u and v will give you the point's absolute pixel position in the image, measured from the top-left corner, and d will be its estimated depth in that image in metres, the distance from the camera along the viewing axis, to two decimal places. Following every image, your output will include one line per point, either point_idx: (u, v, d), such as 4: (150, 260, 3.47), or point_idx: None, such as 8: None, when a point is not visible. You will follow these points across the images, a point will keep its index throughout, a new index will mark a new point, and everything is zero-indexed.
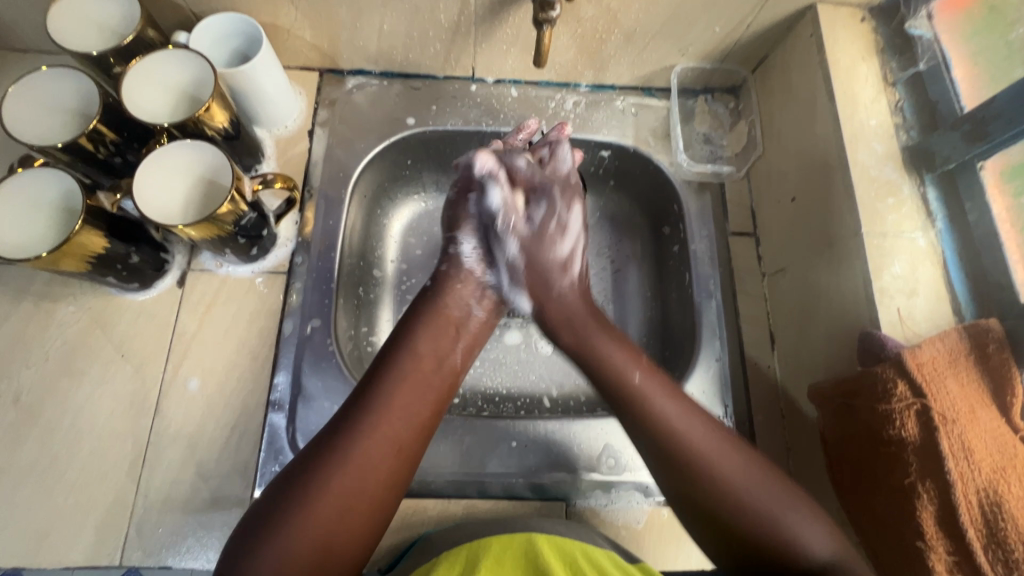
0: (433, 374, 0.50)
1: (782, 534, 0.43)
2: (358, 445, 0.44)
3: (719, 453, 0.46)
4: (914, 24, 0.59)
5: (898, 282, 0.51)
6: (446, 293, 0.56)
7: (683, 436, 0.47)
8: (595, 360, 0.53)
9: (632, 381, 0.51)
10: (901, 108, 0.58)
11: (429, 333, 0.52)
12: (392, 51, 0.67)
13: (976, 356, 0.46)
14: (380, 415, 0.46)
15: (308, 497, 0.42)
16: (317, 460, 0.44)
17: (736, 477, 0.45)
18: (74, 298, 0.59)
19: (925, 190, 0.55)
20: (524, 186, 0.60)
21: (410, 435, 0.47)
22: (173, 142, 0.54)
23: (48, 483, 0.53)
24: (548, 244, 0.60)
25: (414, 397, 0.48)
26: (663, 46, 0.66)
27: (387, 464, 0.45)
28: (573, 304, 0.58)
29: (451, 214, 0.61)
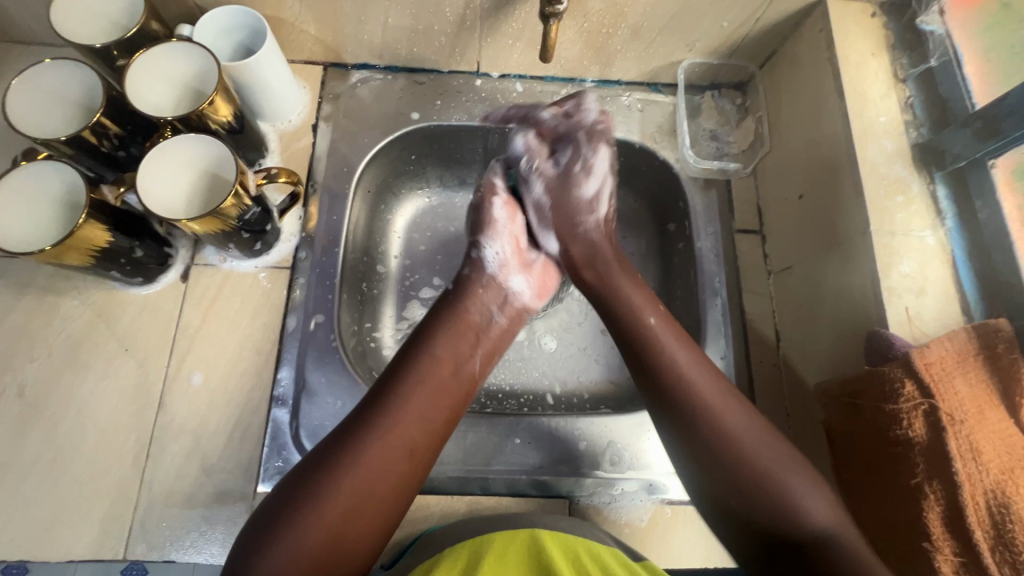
0: (450, 380, 0.50)
1: (778, 493, 0.44)
2: (372, 446, 0.44)
3: (724, 407, 0.47)
4: (925, 20, 0.58)
5: (906, 281, 0.51)
6: (469, 297, 0.55)
7: (689, 381, 0.48)
8: (608, 305, 0.55)
9: (646, 324, 0.52)
10: (911, 105, 0.57)
11: (447, 338, 0.52)
12: (397, 45, 0.66)
13: (987, 357, 0.46)
14: (397, 418, 0.46)
15: (319, 497, 0.42)
16: (329, 458, 0.44)
17: (736, 433, 0.46)
18: (77, 292, 0.59)
19: (935, 188, 0.54)
20: (547, 137, 0.60)
21: (423, 440, 0.47)
22: (178, 135, 0.54)
23: (53, 476, 0.54)
24: (572, 185, 0.59)
25: (429, 404, 0.48)
26: (670, 40, 0.65)
27: (400, 468, 0.45)
28: (598, 245, 0.59)
29: (474, 215, 0.60)
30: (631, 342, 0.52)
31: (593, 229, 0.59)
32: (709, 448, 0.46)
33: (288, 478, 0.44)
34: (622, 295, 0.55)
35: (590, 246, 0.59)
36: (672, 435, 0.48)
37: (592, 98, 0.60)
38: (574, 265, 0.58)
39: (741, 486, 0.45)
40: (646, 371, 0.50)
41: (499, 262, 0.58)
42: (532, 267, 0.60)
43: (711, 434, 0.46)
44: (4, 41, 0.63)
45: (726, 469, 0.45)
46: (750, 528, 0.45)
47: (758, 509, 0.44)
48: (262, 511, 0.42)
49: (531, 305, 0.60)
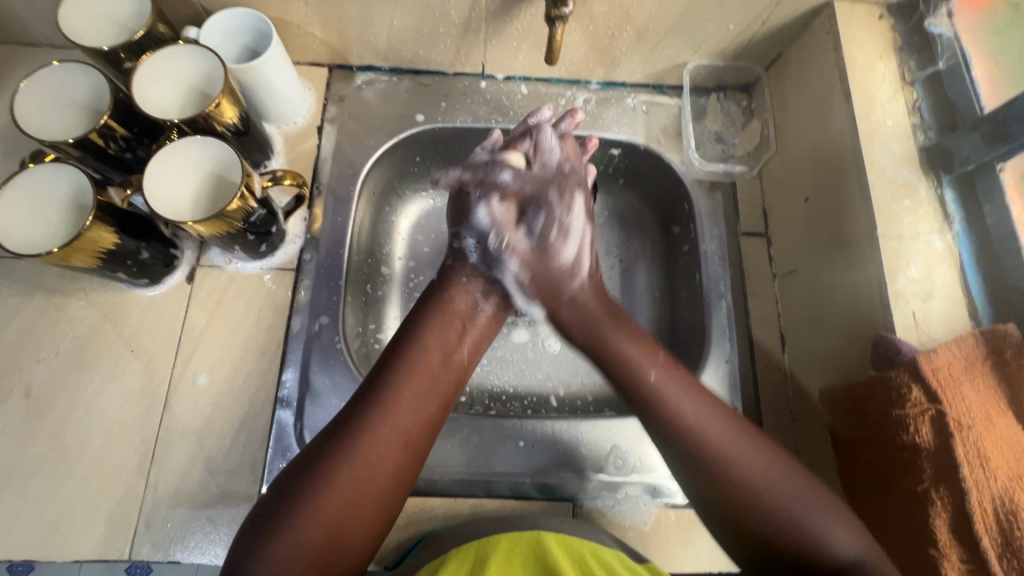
0: (439, 369, 0.50)
1: (806, 532, 0.43)
2: (363, 438, 0.44)
3: (742, 450, 0.46)
4: (933, 22, 0.58)
5: (913, 285, 0.51)
6: (451, 287, 0.55)
7: (698, 435, 0.47)
8: (611, 355, 0.53)
9: (647, 380, 0.50)
10: (919, 108, 0.57)
11: (434, 328, 0.52)
12: (402, 47, 0.67)
13: (994, 361, 0.46)
14: (387, 408, 0.46)
15: (318, 492, 0.42)
16: (325, 454, 0.43)
17: (754, 474, 0.45)
18: (84, 293, 0.59)
19: (943, 192, 0.54)
20: (514, 204, 0.58)
21: (415, 430, 0.47)
22: (185, 137, 0.54)
23: (59, 476, 0.54)
24: (551, 253, 0.58)
25: (420, 394, 0.48)
26: (675, 42, 0.65)
27: (394, 458, 0.45)
28: (590, 304, 0.57)
29: (456, 207, 0.60)
30: (635, 395, 0.50)
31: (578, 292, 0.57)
32: (731, 496, 0.45)
33: (286, 472, 0.44)
34: (622, 348, 0.53)
35: (580, 308, 0.56)
36: (690, 483, 0.48)
37: (550, 135, 0.59)
38: (564, 323, 0.57)
39: (767, 529, 0.44)
40: (656, 427, 0.49)
41: (479, 256, 0.58)
42: (514, 298, 0.58)
43: (731, 481, 0.45)
44: (12, 43, 0.63)
45: (749, 512, 0.45)
46: (780, 566, 0.44)
47: (788, 551, 0.44)
48: (263, 508, 0.42)
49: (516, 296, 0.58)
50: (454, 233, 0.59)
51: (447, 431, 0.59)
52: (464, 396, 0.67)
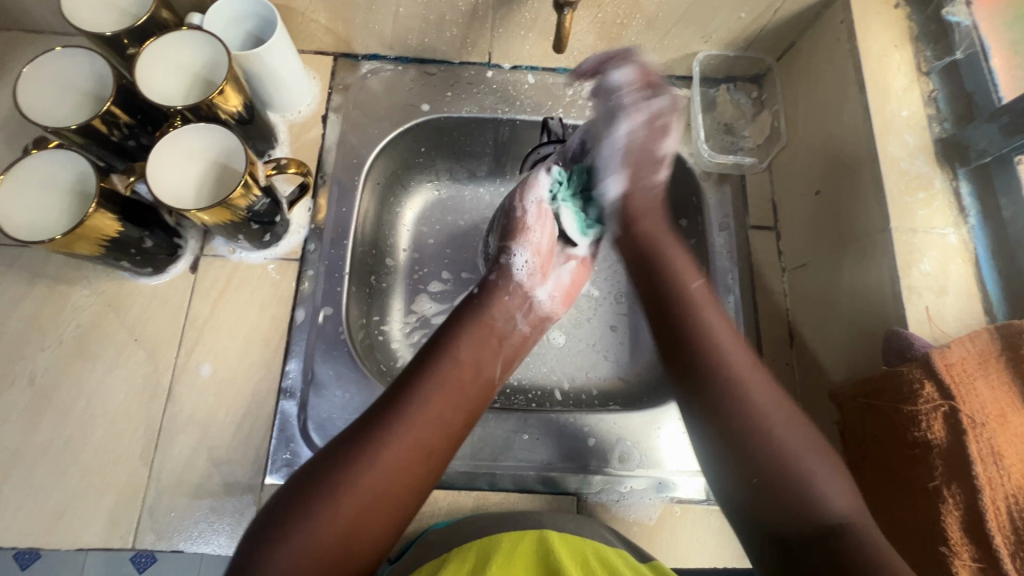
0: (470, 384, 0.50)
1: (796, 478, 0.42)
2: (383, 445, 0.44)
3: (759, 385, 0.47)
4: (951, 11, 0.56)
5: (927, 279, 0.50)
6: (494, 303, 0.56)
7: (720, 350, 0.48)
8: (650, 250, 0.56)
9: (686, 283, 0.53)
10: (934, 99, 0.55)
11: (465, 341, 0.52)
12: (408, 36, 0.66)
13: (1009, 357, 0.45)
14: (413, 417, 0.45)
15: (331, 495, 0.41)
16: (342, 458, 0.43)
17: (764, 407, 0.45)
18: (88, 282, 0.59)
19: (958, 184, 0.53)
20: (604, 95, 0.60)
21: (440, 442, 0.46)
22: (188, 125, 0.53)
23: (63, 464, 0.54)
24: (657, 137, 0.59)
25: (448, 405, 0.47)
26: (685, 31, 0.64)
27: (416, 468, 0.44)
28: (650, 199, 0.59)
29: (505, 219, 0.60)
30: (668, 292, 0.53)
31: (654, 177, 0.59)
32: (732, 418, 0.45)
33: (300, 473, 0.44)
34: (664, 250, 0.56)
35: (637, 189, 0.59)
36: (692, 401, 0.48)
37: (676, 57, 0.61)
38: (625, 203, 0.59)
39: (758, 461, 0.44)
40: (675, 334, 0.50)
41: (529, 271, 0.59)
42: (550, 277, 0.61)
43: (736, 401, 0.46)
44: (15, 30, 0.63)
45: (746, 440, 0.44)
46: (759, 508, 0.43)
47: (774, 487, 0.43)
48: (273, 505, 0.42)
49: (553, 313, 0.61)
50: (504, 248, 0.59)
51: None
52: None
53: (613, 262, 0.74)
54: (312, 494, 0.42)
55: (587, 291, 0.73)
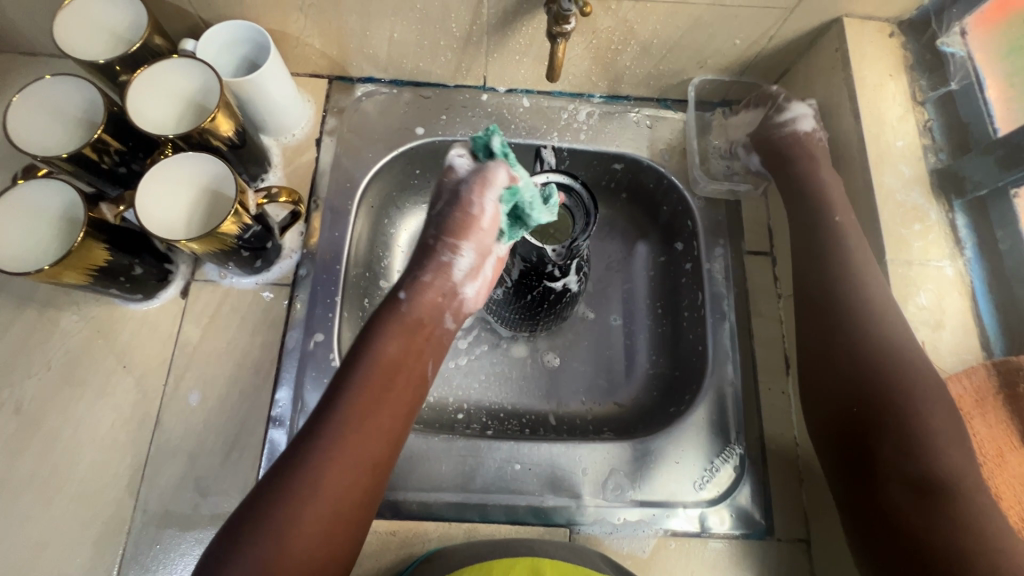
0: (403, 388, 0.48)
1: (917, 432, 0.43)
2: (329, 467, 0.43)
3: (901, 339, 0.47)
4: (946, 41, 0.56)
5: (923, 313, 0.49)
6: (424, 303, 0.52)
7: (868, 299, 0.48)
8: (812, 193, 0.56)
9: (832, 221, 0.53)
10: (929, 129, 0.55)
11: (395, 346, 0.49)
12: (402, 60, 0.66)
13: (1006, 394, 0.45)
14: (345, 437, 0.44)
15: (278, 532, 0.40)
16: (280, 488, 0.42)
17: (891, 359, 0.46)
18: (77, 307, 0.59)
19: (954, 216, 0.52)
20: (761, 99, 0.66)
21: (383, 452, 0.46)
22: (179, 153, 0.53)
23: (48, 494, 0.53)
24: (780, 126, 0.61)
25: (385, 415, 0.46)
26: (681, 57, 0.64)
27: (362, 483, 0.44)
28: (811, 151, 0.58)
29: (446, 209, 0.53)
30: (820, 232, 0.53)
31: (784, 136, 0.60)
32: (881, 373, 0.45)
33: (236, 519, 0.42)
34: (827, 195, 0.55)
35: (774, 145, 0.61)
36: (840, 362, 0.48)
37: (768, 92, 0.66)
38: (779, 163, 0.60)
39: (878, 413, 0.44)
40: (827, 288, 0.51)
41: (468, 271, 0.54)
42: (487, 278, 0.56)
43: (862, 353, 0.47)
44: (10, 52, 0.63)
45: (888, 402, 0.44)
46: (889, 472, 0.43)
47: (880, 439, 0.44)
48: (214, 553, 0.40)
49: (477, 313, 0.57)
50: (442, 246, 0.53)
51: (442, 452, 0.58)
52: (461, 414, 0.66)
53: (608, 284, 0.73)
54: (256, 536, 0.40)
55: (582, 313, 0.72)
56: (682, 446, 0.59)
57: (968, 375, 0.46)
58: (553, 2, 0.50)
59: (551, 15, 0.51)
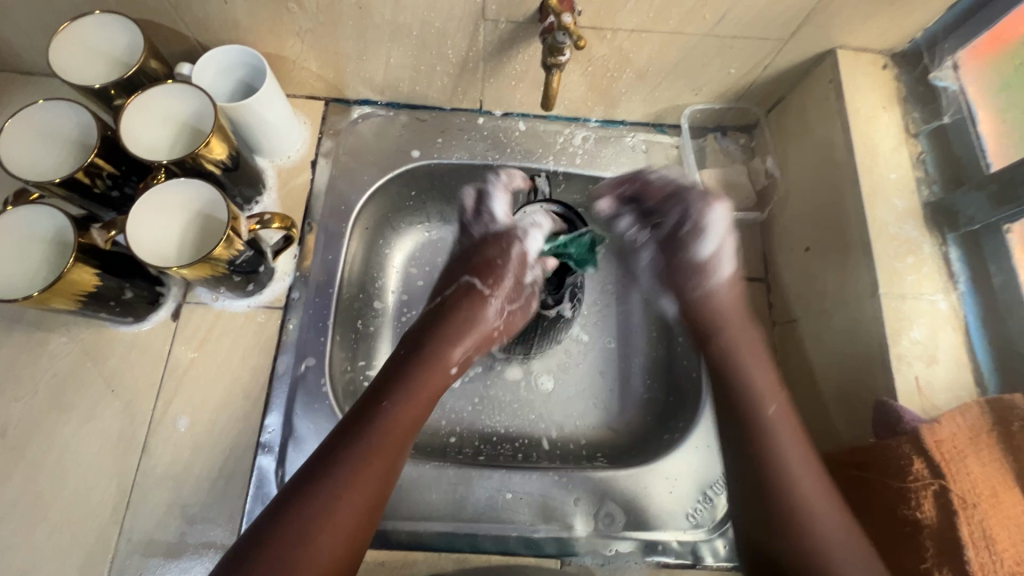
0: (406, 435, 0.48)
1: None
2: (337, 499, 0.43)
3: (827, 509, 0.46)
4: (938, 75, 0.57)
5: (917, 347, 0.49)
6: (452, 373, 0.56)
7: (790, 483, 0.47)
8: (735, 376, 0.53)
9: (763, 411, 0.50)
10: (923, 161, 0.56)
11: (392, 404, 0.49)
12: (399, 83, 0.66)
13: (1000, 433, 0.44)
14: (332, 501, 0.43)
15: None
16: (290, 518, 0.42)
17: (794, 479, 0.47)
18: (67, 329, 0.58)
19: (947, 250, 0.52)
20: (649, 192, 0.61)
21: (381, 492, 0.46)
22: (171, 178, 0.53)
23: (31, 521, 0.52)
24: (687, 249, 0.59)
25: (389, 458, 0.47)
26: (676, 84, 0.64)
27: (361, 519, 0.44)
28: (725, 305, 0.57)
29: (516, 312, 0.58)
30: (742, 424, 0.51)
31: (705, 287, 0.58)
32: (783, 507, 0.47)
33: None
34: (750, 376, 0.53)
35: (692, 298, 0.58)
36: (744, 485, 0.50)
37: (657, 172, 0.61)
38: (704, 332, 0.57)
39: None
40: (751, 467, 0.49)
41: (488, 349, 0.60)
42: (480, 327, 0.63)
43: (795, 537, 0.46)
44: (6, 71, 0.63)
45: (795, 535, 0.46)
46: None
47: None
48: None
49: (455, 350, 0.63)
50: (491, 330, 0.57)
51: (433, 480, 0.57)
52: (453, 437, 0.66)
53: (603, 307, 0.73)
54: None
55: (576, 336, 0.72)
56: (676, 476, 0.59)
57: (964, 411, 0.45)
58: (549, 34, 0.51)
59: (546, 45, 0.51)
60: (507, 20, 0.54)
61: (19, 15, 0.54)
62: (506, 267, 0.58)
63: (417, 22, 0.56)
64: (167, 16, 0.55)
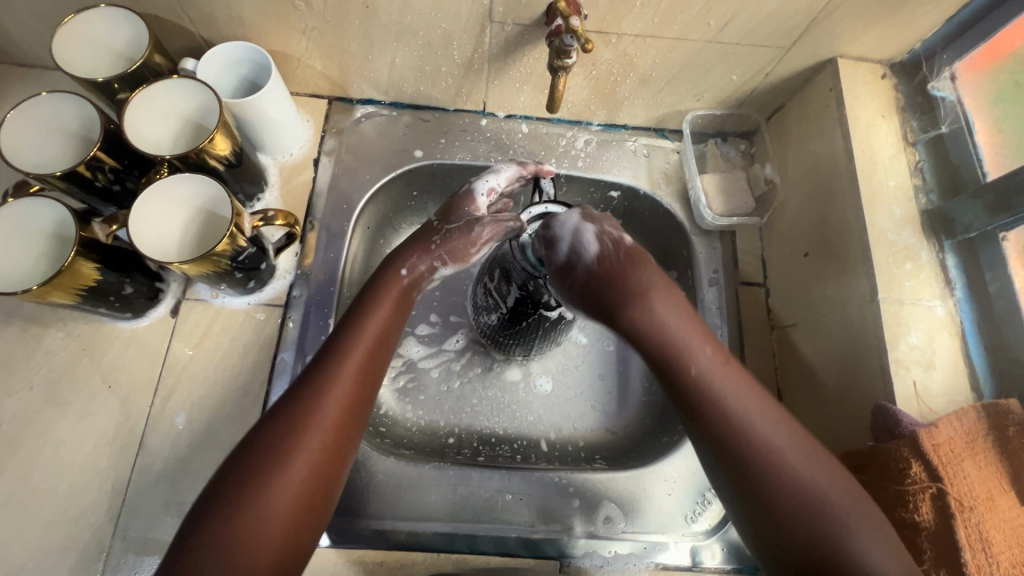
0: (382, 342, 0.47)
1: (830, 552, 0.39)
2: (321, 404, 0.42)
3: (768, 423, 0.42)
4: (936, 85, 0.57)
5: (915, 352, 0.50)
6: (388, 280, 0.51)
7: (718, 403, 0.43)
8: (654, 340, 0.45)
9: (687, 370, 0.44)
10: (921, 170, 0.57)
11: (345, 343, 0.46)
12: (403, 83, 0.66)
13: (995, 436, 0.45)
14: (312, 401, 0.42)
15: (252, 505, 0.37)
16: (277, 427, 0.41)
17: (727, 400, 0.43)
18: (64, 324, 0.58)
19: (944, 257, 0.53)
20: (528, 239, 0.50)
21: (361, 399, 0.44)
22: (175, 174, 0.52)
23: (24, 518, 0.51)
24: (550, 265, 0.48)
25: (370, 362, 0.46)
26: (678, 89, 0.64)
27: (347, 424, 0.43)
28: (613, 279, 0.46)
29: (454, 233, 0.54)
30: (667, 379, 0.45)
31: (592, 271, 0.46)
32: (724, 432, 0.42)
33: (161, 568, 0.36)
34: (669, 336, 0.45)
35: (589, 295, 0.47)
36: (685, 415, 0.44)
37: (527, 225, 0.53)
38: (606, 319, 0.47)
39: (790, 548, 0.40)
40: (704, 434, 0.43)
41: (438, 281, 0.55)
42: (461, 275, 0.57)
43: (764, 492, 0.41)
44: (7, 64, 0.62)
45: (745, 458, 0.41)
46: (784, 542, 0.40)
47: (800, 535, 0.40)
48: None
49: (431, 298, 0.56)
50: (436, 255, 0.53)
51: (433, 480, 0.57)
52: (452, 438, 0.66)
53: None
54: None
55: (575, 338, 0.72)
56: (674, 479, 0.59)
57: (960, 415, 0.46)
58: (555, 36, 0.51)
59: (552, 48, 0.51)
60: (514, 22, 0.55)
61: (21, 8, 0.54)
62: (459, 202, 0.57)
63: (423, 22, 0.56)
64: (173, 12, 0.55)
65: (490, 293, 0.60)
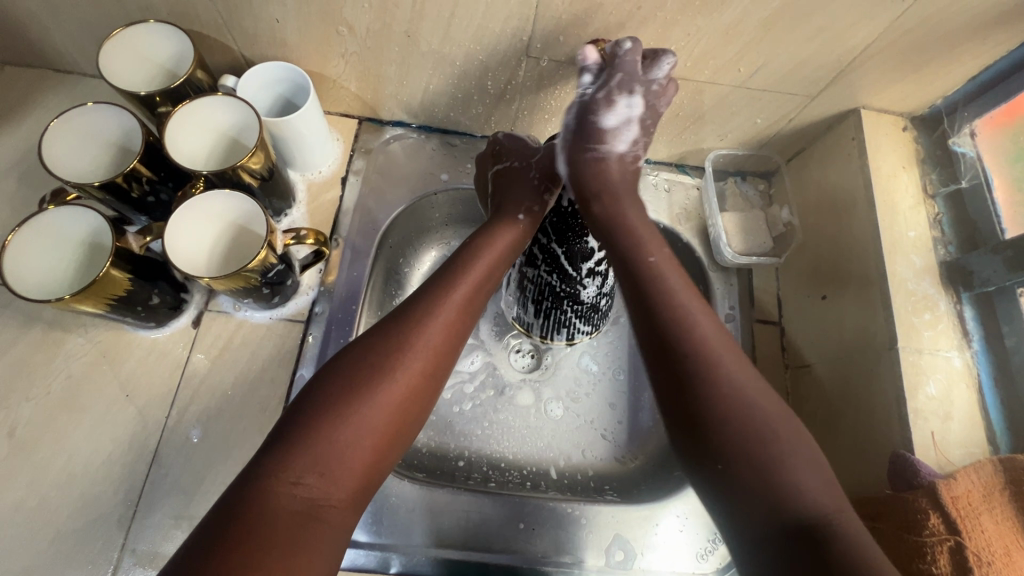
0: (478, 294, 0.49)
1: (766, 456, 0.36)
2: (426, 332, 0.44)
3: (715, 336, 0.42)
4: (958, 141, 0.59)
5: (933, 403, 0.51)
6: (503, 223, 0.54)
7: (668, 297, 0.44)
8: (614, 227, 0.49)
9: (645, 258, 0.46)
10: (939, 222, 0.58)
11: (452, 283, 0.48)
12: (435, 109, 0.67)
13: (1012, 491, 0.46)
14: (421, 325, 0.44)
15: (348, 406, 0.39)
16: (379, 342, 0.43)
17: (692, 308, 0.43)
18: (85, 330, 0.58)
19: (962, 308, 0.55)
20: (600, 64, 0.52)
21: (454, 339, 0.46)
22: (212, 189, 0.53)
23: (32, 525, 0.51)
24: (595, 136, 0.54)
25: (469, 307, 0.48)
26: (703, 130, 0.66)
27: (435, 357, 0.44)
28: (612, 174, 0.53)
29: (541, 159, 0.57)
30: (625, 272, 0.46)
31: (600, 160, 0.53)
32: (676, 324, 0.42)
33: (244, 476, 0.36)
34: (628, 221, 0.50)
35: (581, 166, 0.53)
36: (637, 309, 0.44)
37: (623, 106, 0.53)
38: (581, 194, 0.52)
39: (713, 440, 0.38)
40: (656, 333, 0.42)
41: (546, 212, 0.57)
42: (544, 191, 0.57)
43: (701, 393, 0.39)
44: (43, 68, 0.63)
45: (695, 356, 0.40)
46: (726, 450, 0.37)
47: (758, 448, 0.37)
48: (224, 507, 0.34)
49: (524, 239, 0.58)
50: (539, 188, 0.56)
51: (447, 504, 0.57)
52: (462, 461, 0.66)
53: (616, 336, 0.74)
54: (290, 487, 0.35)
55: (587, 366, 0.72)
56: (687, 515, 0.59)
57: (976, 467, 0.47)
58: None
59: None
60: (550, 58, 0.56)
61: (68, 18, 0.55)
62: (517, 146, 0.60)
63: (461, 54, 0.57)
64: (218, 29, 0.56)
65: (586, 265, 0.57)
